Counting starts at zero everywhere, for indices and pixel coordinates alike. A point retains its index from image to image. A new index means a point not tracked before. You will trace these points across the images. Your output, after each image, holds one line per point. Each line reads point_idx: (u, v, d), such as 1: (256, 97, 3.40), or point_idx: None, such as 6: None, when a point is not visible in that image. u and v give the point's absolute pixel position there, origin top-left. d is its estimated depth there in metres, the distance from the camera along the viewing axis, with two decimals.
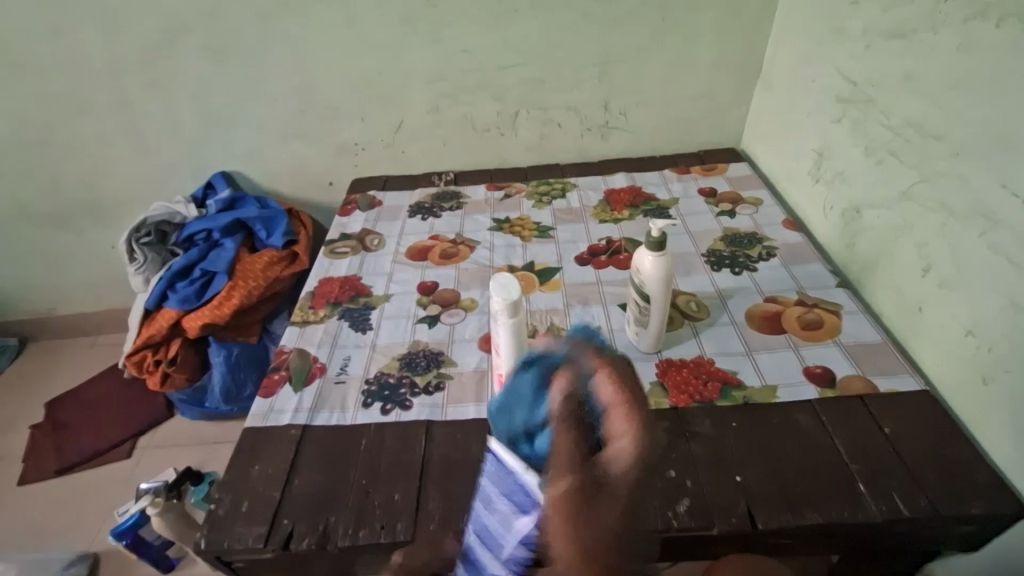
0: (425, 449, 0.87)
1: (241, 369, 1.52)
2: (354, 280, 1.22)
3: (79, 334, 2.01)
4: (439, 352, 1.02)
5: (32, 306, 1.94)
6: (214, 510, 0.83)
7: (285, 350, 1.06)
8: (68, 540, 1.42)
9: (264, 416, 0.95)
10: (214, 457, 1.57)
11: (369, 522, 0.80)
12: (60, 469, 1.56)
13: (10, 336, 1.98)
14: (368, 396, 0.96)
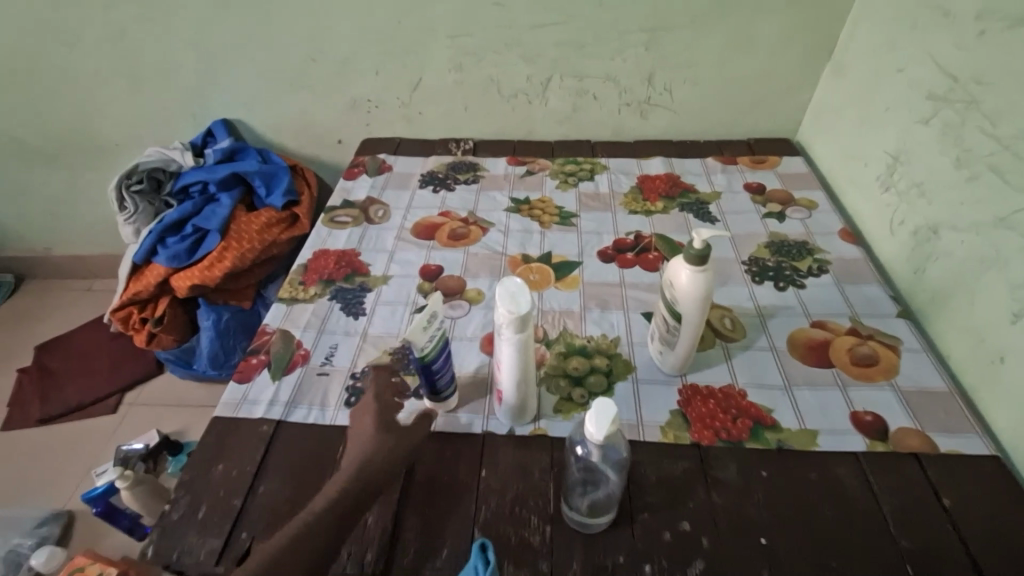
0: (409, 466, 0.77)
1: (231, 334, 1.44)
2: (353, 256, 1.10)
3: (76, 275, 1.95)
4: None
5: (27, 243, 1.86)
6: (167, 513, 0.74)
7: (268, 330, 0.96)
8: (45, 497, 1.37)
9: (235, 405, 0.85)
10: (200, 421, 1.50)
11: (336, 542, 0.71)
12: (44, 419, 1.51)
13: (6, 272, 1.93)
14: (352, 394, 0.86)
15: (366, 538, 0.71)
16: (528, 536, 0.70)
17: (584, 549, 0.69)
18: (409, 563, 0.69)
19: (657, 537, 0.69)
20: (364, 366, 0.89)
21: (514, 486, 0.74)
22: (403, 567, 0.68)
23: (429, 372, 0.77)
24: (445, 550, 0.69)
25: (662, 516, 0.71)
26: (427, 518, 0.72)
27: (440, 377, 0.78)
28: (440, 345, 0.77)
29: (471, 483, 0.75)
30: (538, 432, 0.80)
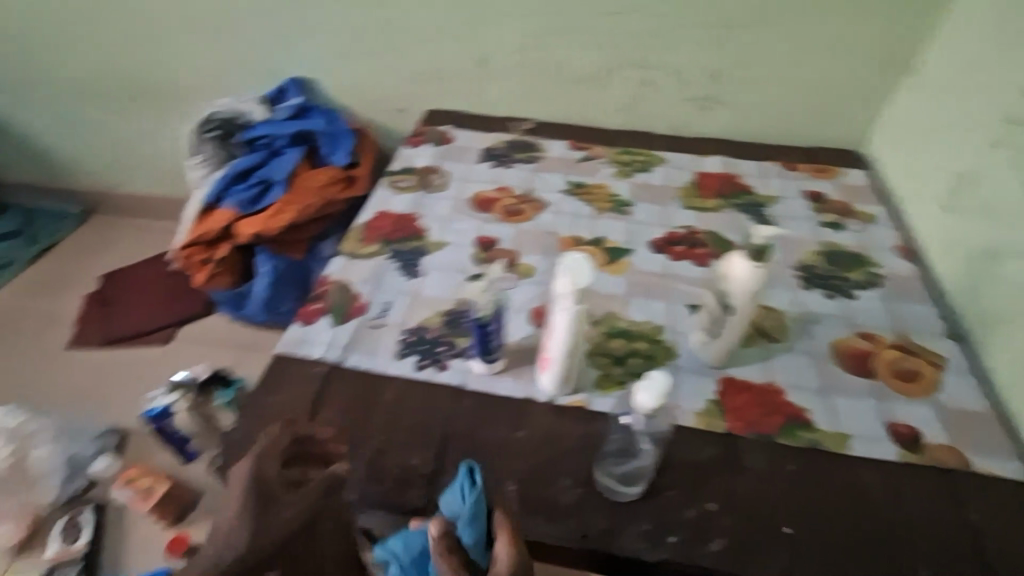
0: (451, 419, 0.83)
1: (285, 284, 1.45)
2: (411, 219, 1.14)
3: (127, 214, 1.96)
4: None
5: (83, 178, 1.90)
6: (232, 431, 0.82)
7: (328, 279, 1.02)
8: (100, 410, 1.43)
9: (295, 343, 0.92)
10: (245, 359, 1.54)
11: (380, 479, 0.78)
12: (107, 341, 1.59)
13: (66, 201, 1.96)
14: (404, 346, 0.91)
15: (407, 479, 0.78)
16: (557, 497, 0.76)
17: (611, 515, 0.74)
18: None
19: (679, 514, 0.74)
20: (416, 324, 0.94)
21: (547, 449, 0.80)
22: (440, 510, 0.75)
23: (489, 330, 0.84)
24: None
25: (688, 495, 0.75)
26: (464, 467, 0.79)
27: (491, 339, 0.84)
28: (498, 311, 0.86)
29: (506, 443, 0.81)
30: (576, 404, 0.84)
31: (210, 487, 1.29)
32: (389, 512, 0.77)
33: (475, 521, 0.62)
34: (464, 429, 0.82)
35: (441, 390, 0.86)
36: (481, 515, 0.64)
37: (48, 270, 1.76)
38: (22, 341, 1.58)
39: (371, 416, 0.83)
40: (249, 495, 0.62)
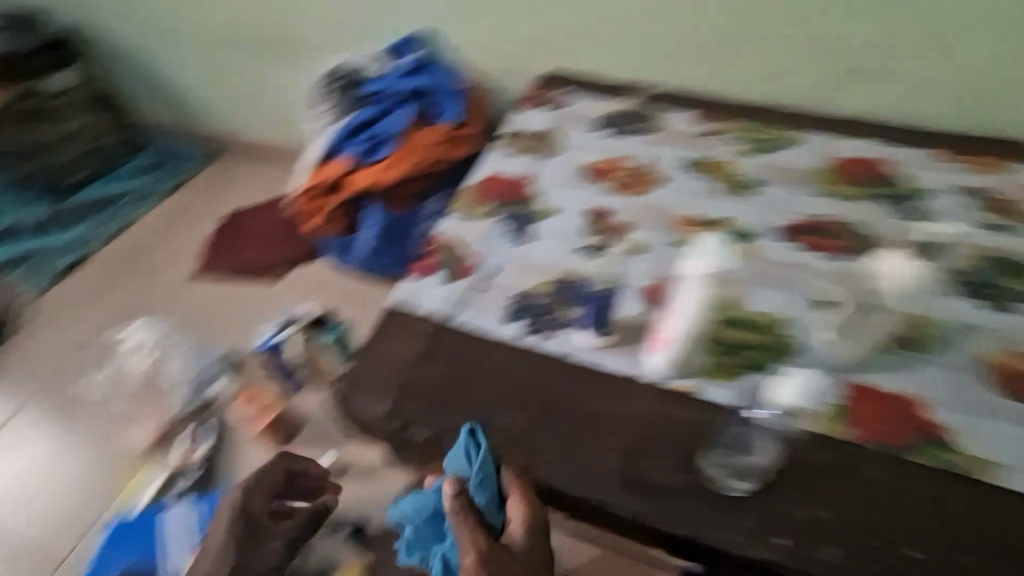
0: (552, 387, 0.85)
1: (389, 238, 1.47)
2: (524, 182, 1.13)
3: (238, 155, 2.00)
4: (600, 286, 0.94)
5: (208, 122, 2.00)
6: (351, 369, 0.91)
7: (443, 235, 1.05)
8: (220, 338, 1.53)
9: (409, 295, 0.97)
10: (347, 301, 1.56)
11: (483, 433, 0.83)
12: (227, 273, 1.66)
13: (189, 139, 2.05)
14: (512, 310, 0.93)
15: (507, 437, 0.82)
16: (658, 478, 0.76)
17: (718, 507, 0.74)
18: (542, 469, 0.79)
19: (790, 514, 0.72)
20: (524, 290, 0.95)
21: (645, 429, 0.80)
22: (538, 470, 0.79)
23: (603, 305, 0.90)
24: (575, 469, 0.79)
25: (802, 498, 0.73)
26: (563, 435, 0.81)
27: (603, 311, 0.89)
28: (613, 287, 0.93)
29: (607, 416, 0.82)
30: (682, 390, 0.82)
31: (314, 417, 1.38)
32: (487, 467, 0.81)
33: (483, 482, 0.75)
34: (563, 397, 0.84)
35: (543, 357, 0.87)
36: (488, 478, 0.76)
37: (179, 200, 1.88)
38: (156, 265, 1.70)
39: (474, 375, 0.87)
40: (240, 526, 0.95)
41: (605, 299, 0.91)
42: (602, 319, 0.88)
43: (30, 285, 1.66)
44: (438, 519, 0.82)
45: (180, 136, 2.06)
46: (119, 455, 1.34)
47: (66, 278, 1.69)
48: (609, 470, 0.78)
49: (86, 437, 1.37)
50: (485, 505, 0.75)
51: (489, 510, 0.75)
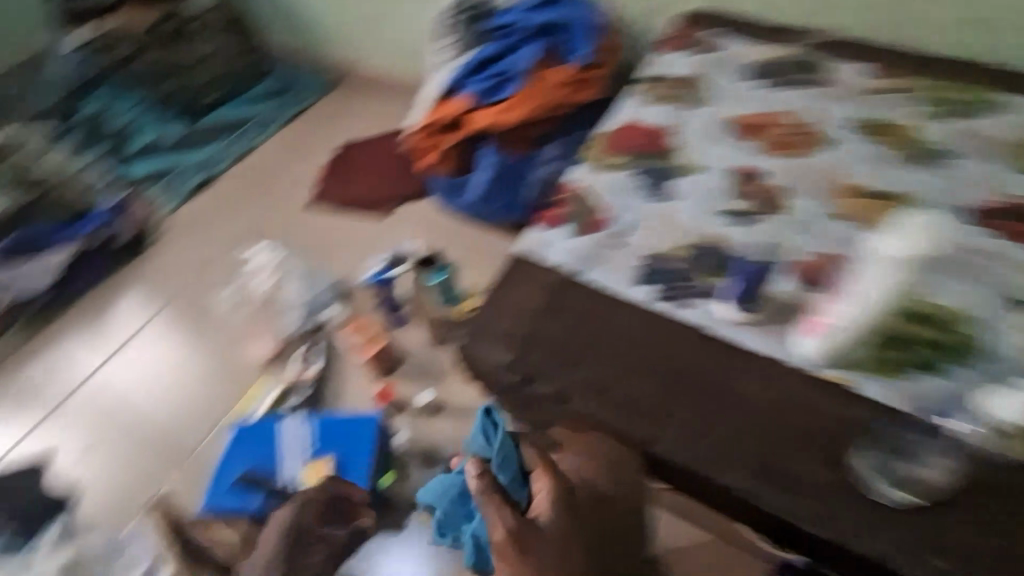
0: (685, 360, 0.80)
1: (503, 181, 1.43)
2: (664, 133, 1.04)
3: (353, 86, 2.02)
4: (752, 257, 0.86)
5: (332, 52, 2.03)
6: (473, 316, 0.89)
7: (572, 183, 1.00)
8: (330, 267, 1.58)
9: (537, 245, 0.94)
10: (454, 244, 1.56)
11: (607, 400, 0.79)
12: (340, 205, 1.70)
13: (308, 68, 2.09)
14: (644, 273, 0.88)
15: (633, 407, 0.78)
16: (798, 475, 0.71)
17: (866, 514, 0.68)
18: (669, 447, 0.75)
19: (953, 538, 0.66)
20: (659, 251, 0.89)
21: (780, 417, 0.74)
22: (665, 446, 0.75)
23: (755, 280, 0.83)
24: (706, 452, 0.74)
25: (969, 522, 0.67)
26: (691, 412, 0.76)
27: (755, 287, 0.82)
28: (766, 260, 0.85)
29: (746, 400, 0.76)
30: (837, 380, 0.75)
31: (415, 356, 1.41)
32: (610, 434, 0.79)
33: (504, 461, 0.79)
34: (695, 371, 0.79)
35: (679, 327, 0.82)
36: (509, 455, 0.81)
37: (294, 130, 1.92)
38: (275, 190, 1.77)
39: (604, 338, 0.83)
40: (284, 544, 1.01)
41: (757, 272, 0.84)
42: (752, 294, 0.82)
43: (163, 200, 1.76)
44: (463, 500, 1.01)
45: (302, 65, 2.11)
46: (238, 367, 1.43)
47: (195, 196, 1.78)
48: (744, 459, 0.73)
49: (211, 347, 1.47)
50: (509, 483, 0.77)
51: (515, 487, 0.77)
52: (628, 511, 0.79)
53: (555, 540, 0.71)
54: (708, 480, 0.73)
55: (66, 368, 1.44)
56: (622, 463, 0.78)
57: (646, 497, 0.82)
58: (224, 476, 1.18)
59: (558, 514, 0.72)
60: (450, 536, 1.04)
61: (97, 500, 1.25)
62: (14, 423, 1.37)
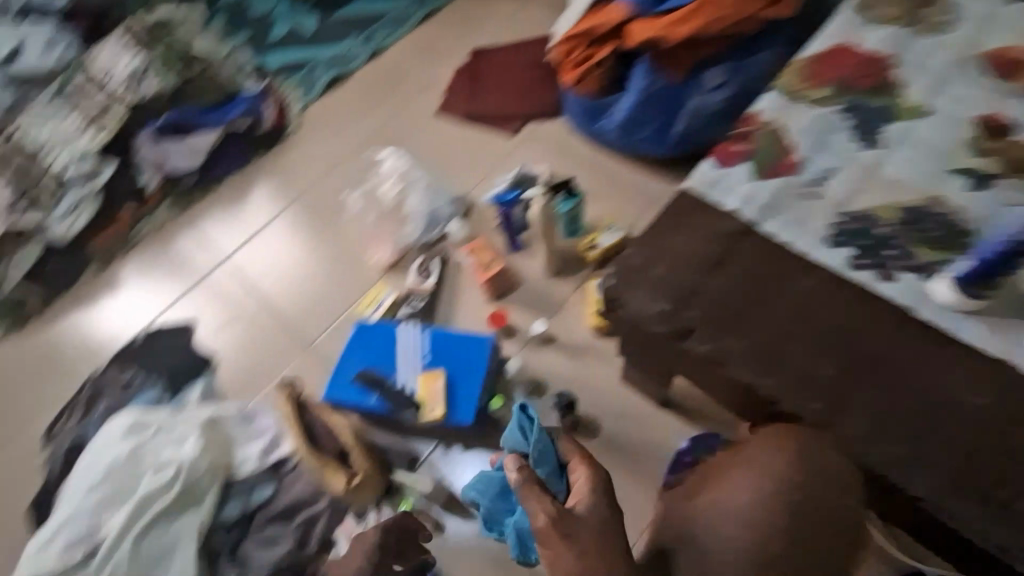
0: (885, 340, 0.75)
1: (653, 107, 1.31)
2: (881, 64, 0.91)
3: None
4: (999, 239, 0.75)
5: None
6: (629, 258, 0.81)
7: (760, 117, 0.88)
8: (454, 181, 1.55)
9: (710, 185, 0.85)
10: (583, 173, 1.47)
11: (782, 375, 0.75)
12: (467, 117, 1.63)
13: None
14: (839, 233, 0.80)
15: (813, 389, 0.74)
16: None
17: None
18: (852, 433, 0.73)
19: None
20: (865, 211, 0.81)
21: (986, 431, 0.71)
22: (844, 433, 0.73)
23: (995, 263, 0.74)
24: (891, 446, 0.72)
25: None
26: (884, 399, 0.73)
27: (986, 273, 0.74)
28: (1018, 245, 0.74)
29: (944, 400, 0.72)
30: None
31: (531, 282, 1.36)
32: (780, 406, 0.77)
33: (540, 456, 0.87)
34: (894, 357, 0.74)
35: (878, 307, 0.76)
36: (546, 448, 0.87)
37: (424, 30, 1.83)
38: (404, 94, 1.72)
39: (784, 301, 0.77)
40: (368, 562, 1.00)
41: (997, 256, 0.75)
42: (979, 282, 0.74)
43: (298, 94, 1.75)
44: (505, 496, 1.03)
45: None
46: (359, 270, 1.47)
47: (327, 93, 1.76)
48: (932, 460, 0.71)
49: (335, 247, 1.51)
50: (548, 475, 0.86)
51: (553, 480, 0.86)
52: (816, 522, 0.68)
53: (593, 533, 0.76)
54: (891, 480, 0.72)
55: (209, 246, 1.55)
56: (802, 464, 0.71)
57: (839, 499, 0.69)
58: (344, 371, 1.21)
59: (595, 500, 0.81)
60: (495, 532, 1.05)
61: (232, 370, 1.38)
62: (167, 288, 1.50)
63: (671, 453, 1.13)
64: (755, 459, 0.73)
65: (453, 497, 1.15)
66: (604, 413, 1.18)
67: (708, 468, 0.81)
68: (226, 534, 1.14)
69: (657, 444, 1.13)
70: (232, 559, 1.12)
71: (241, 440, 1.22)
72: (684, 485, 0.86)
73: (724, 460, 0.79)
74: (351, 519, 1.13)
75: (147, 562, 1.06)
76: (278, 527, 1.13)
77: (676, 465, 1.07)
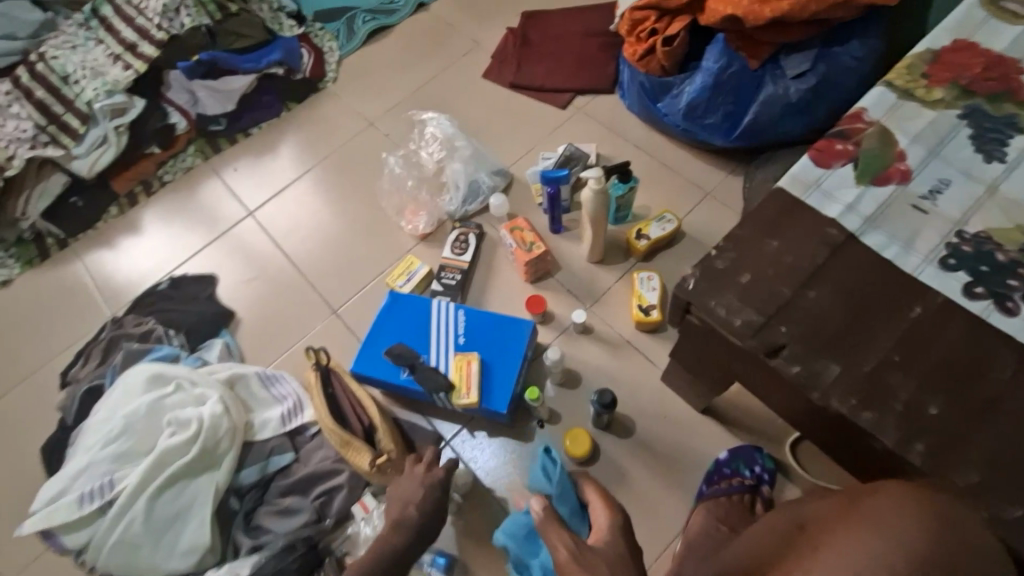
0: (1006, 384, 0.65)
1: (723, 92, 1.22)
2: (1010, 69, 0.84)
3: None
4: None
5: None
6: (713, 259, 0.76)
7: (864, 118, 0.82)
8: (498, 152, 1.47)
9: (806, 188, 0.78)
10: (637, 158, 1.39)
11: (880, 409, 0.66)
12: (514, 85, 1.54)
13: None
14: (951, 255, 0.73)
15: (917, 429, 0.65)
16: None
17: None
18: (967, 490, 0.62)
19: None
20: (985, 232, 0.74)
21: None
22: (959, 487, 0.62)
23: None
24: (1021, 511, 0.60)
25: None
26: (1005, 454, 0.62)
27: None
28: None
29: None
30: None
31: (572, 268, 1.29)
32: (871, 446, 0.68)
33: (563, 495, 0.94)
34: (1017, 404, 0.64)
35: (997, 342, 0.67)
36: (567, 491, 0.94)
37: None
38: (450, 53, 1.62)
39: (886, 327, 0.70)
40: None
41: None
42: None
43: (334, 45, 1.65)
44: (531, 538, 0.98)
45: None
46: (392, 237, 1.40)
47: (369, 45, 1.66)
48: None
49: (367, 211, 1.44)
50: (570, 514, 0.93)
51: (576, 519, 0.93)
52: None
53: None
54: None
55: (233, 198, 1.49)
56: (938, 528, 0.50)
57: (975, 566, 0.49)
58: (376, 343, 1.16)
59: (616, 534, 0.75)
60: None
61: (255, 332, 1.33)
62: (189, 237, 1.45)
63: (709, 463, 1.08)
64: (869, 515, 0.54)
65: (479, 485, 1.11)
66: (642, 414, 1.13)
67: (791, 532, 0.61)
68: (241, 499, 1.11)
69: (697, 453, 1.08)
70: (246, 527, 1.08)
71: (261, 406, 1.18)
72: (746, 545, 0.68)
73: (819, 521, 0.58)
74: (369, 498, 1.09)
75: (162, 521, 1.03)
76: (296, 499, 1.09)
77: (714, 476, 1.04)
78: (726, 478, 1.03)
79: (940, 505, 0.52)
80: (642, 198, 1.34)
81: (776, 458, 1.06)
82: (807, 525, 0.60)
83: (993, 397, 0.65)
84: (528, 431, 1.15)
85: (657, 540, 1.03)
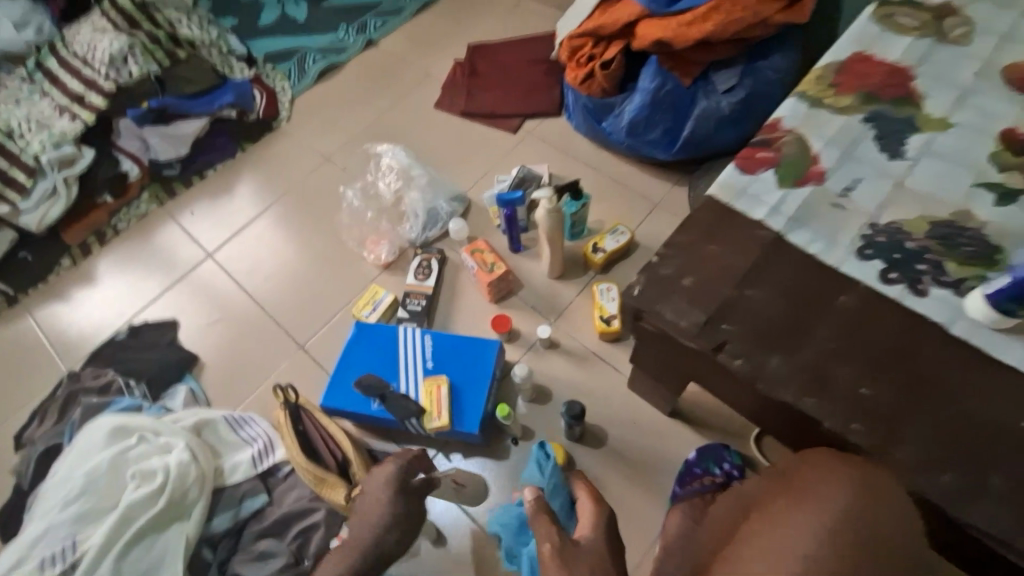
0: (928, 361, 0.71)
1: (661, 109, 1.30)
2: (904, 75, 0.92)
3: None
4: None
5: None
6: (658, 266, 0.81)
7: (781, 126, 0.89)
8: (454, 178, 1.51)
9: (735, 194, 0.84)
10: (587, 176, 1.45)
11: (821, 395, 0.71)
12: (465, 113, 1.59)
13: None
14: (869, 246, 0.79)
15: (856, 411, 0.70)
16: None
17: None
18: (906, 463, 0.67)
19: None
20: (895, 223, 0.81)
21: None
22: (897, 460, 0.67)
23: None
24: (953, 476, 0.65)
25: None
26: (933, 426, 0.68)
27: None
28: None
29: (1005, 425, 0.67)
30: None
31: (532, 285, 1.33)
32: (817, 431, 0.72)
33: (554, 489, 0.95)
34: (939, 379, 0.70)
35: (916, 323, 0.73)
36: (559, 484, 0.96)
37: (422, 23, 1.78)
38: (400, 87, 1.67)
39: (819, 318, 0.75)
40: None
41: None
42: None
43: (286, 84, 1.68)
44: (523, 528, 1.02)
45: None
46: (354, 268, 1.42)
47: (320, 83, 1.70)
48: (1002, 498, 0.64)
49: (328, 244, 1.45)
50: (560, 508, 0.93)
51: (564, 514, 0.93)
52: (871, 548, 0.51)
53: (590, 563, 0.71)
54: (962, 518, 0.63)
55: (191, 241, 1.48)
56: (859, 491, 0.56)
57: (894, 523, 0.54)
58: (343, 374, 1.16)
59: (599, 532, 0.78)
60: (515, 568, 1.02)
61: (220, 375, 1.31)
62: (147, 282, 1.43)
63: (679, 464, 1.11)
64: (802, 486, 0.59)
65: (457, 508, 1.12)
66: (611, 422, 1.16)
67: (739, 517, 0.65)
68: (214, 550, 1.08)
69: (666, 454, 1.12)
70: None
71: (231, 450, 1.16)
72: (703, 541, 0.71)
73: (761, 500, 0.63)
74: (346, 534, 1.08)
75: None
76: (271, 542, 1.08)
77: (686, 477, 1.06)
78: (698, 478, 1.06)
79: (863, 474, 0.58)
80: (596, 214, 1.39)
81: (742, 453, 1.10)
82: (752, 507, 0.63)
83: (918, 374, 0.71)
84: (501, 449, 1.16)
85: (636, 544, 1.05)
